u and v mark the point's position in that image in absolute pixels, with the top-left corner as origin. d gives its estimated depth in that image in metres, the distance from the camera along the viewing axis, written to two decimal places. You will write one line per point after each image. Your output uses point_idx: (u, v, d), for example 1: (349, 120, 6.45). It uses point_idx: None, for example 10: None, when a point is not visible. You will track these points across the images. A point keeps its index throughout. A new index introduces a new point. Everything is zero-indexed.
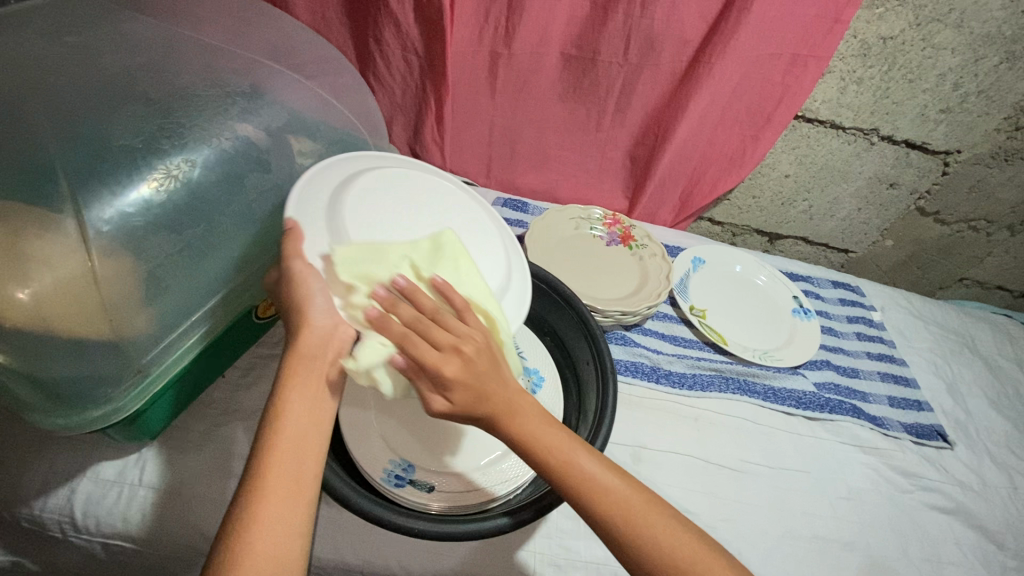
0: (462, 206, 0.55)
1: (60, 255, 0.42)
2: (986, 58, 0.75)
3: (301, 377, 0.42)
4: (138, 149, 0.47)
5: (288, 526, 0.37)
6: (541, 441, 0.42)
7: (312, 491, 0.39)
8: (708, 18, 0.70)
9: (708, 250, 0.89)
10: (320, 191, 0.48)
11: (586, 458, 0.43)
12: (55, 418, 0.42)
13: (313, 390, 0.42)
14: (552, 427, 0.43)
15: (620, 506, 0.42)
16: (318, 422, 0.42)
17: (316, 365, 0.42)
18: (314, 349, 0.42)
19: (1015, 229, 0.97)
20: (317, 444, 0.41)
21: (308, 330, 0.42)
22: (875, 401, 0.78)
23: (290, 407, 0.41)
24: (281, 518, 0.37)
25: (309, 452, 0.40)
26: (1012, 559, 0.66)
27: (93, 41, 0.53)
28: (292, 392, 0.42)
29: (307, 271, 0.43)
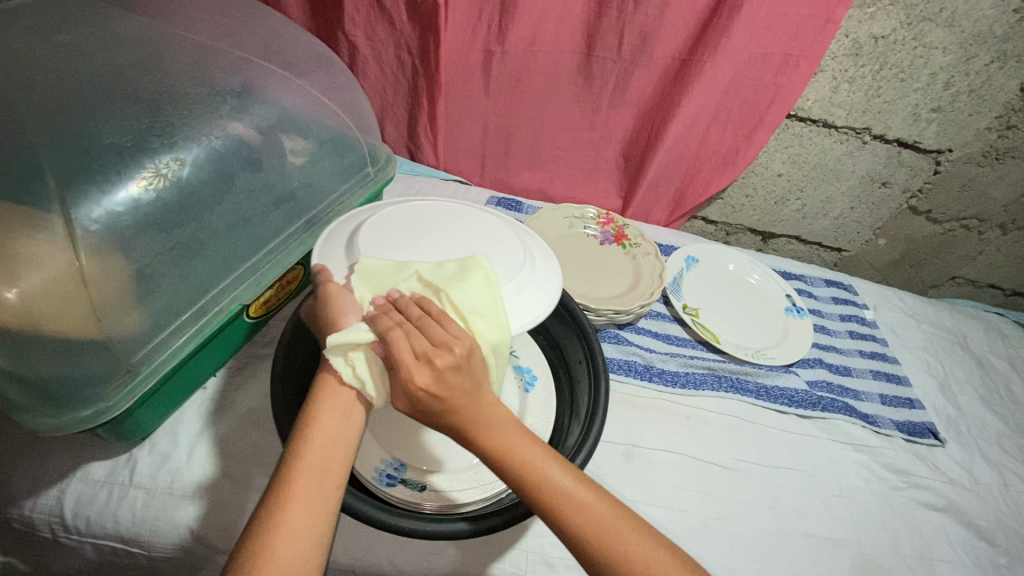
0: (502, 234, 0.54)
1: (48, 255, 0.41)
2: (977, 57, 0.75)
3: (333, 388, 0.42)
4: (127, 147, 0.47)
5: (312, 523, 0.37)
6: (513, 450, 0.40)
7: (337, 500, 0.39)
8: (701, 17, 0.70)
9: (701, 249, 0.90)
10: (349, 233, 0.51)
11: (559, 469, 0.41)
12: (44, 418, 0.41)
13: (344, 394, 0.42)
14: (527, 439, 0.41)
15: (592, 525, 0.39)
16: (348, 423, 0.42)
17: (349, 378, 0.43)
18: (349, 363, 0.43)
19: (1007, 228, 0.98)
20: (345, 446, 0.41)
21: (347, 346, 0.43)
22: (867, 399, 0.78)
23: (319, 410, 0.41)
24: (304, 524, 0.37)
25: (338, 452, 0.40)
26: (1003, 556, 0.66)
27: (83, 39, 0.52)
28: (326, 401, 0.42)
29: (339, 289, 0.45)
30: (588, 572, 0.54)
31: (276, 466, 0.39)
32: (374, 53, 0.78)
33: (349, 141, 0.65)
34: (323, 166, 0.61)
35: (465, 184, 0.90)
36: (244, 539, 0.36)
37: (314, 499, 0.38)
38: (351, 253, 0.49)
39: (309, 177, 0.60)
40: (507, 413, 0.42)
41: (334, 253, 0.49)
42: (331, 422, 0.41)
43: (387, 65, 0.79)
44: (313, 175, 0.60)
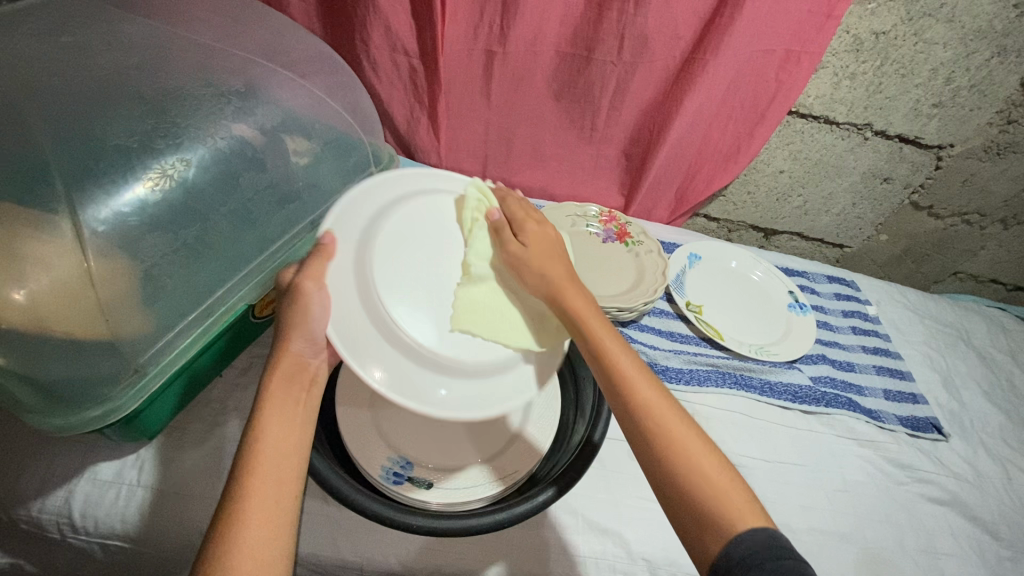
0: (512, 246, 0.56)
1: (57, 257, 0.42)
2: (978, 52, 0.75)
3: (279, 397, 0.45)
4: (132, 148, 0.47)
5: (272, 524, 0.39)
6: (590, 328, 0.48)
7: (291, 517, 0.40)
8: (701, 15, 0.70)
9: (703, 246, 0.90)
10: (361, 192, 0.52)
11: (626, 357, 0.47)
12: (52, 418, 0.42)
13: (288, 407, 0.45)
14: (604, 328, 0.49)
15: (655, 415, 0.44)
16: (294, 432, 0.44)
17: (296, 386, 0.46)
18: (295, 371, 0.47)
19: (1008, 222, 0.98)
20: (293, 454, 0.42)
21: (292, 354, 0.47)
22: (870, 394, 0.79)
23: (263, 424, 0.43)
24: (259, 541, 0.37)
25: (288, 457, 0.42)
26: (1007, 549, 0.67)
27: (87, 41, 0.52)
28: (270, 411, 0.44)
29: (316, 290, 0.45)
30: (595, 568, 0.54)
31: (228, 476, 0.40)
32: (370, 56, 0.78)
33: (352, 141, 0.65)
34: (327, 165, 0.62)
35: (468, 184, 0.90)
36: (207, 545, 0.37)
37: (272, 496, 0.40)
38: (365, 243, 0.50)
39: (314, 178, 0.60)
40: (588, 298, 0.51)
41: (343, 236, 0.49)
42: (278, 432, 0.43)
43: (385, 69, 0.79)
44: (317, 175, 0.60)
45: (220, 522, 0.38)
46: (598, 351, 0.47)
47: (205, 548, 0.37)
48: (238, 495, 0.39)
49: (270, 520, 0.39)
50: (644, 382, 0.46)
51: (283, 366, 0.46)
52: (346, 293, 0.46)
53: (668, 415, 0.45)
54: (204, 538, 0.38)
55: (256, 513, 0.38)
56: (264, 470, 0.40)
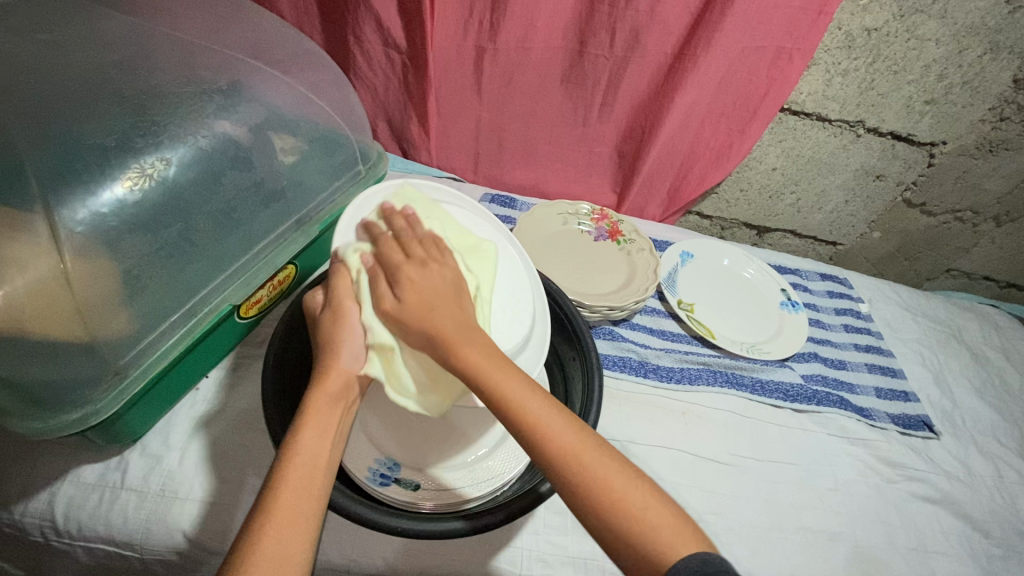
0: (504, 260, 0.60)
1: (32, 257, 0.41)
2: (970, 49, 0.75)
3: (322, 411, 0.45)
4: (111, 147, 0.47)
5: (299, 530, 0.38)
6: (485, 370, 0.43)
7: (315, 528, 0.39)
8: (692, 11, 0.69)
9: (695, 244, 0.89)
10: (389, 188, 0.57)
11: (529, 394, 0.43)
12: (31, 422, 0.41)
13: (330, 420, 0.44)
14: (501, 361, 0.44)
15: (567, 448, 0.41)
16: (329, 442, 0.44)
17: (342, 402, 0.46)
18: (341, 388, 0.46)
19: (1001, 220, 0.98)
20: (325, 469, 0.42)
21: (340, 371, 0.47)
22: (862, 392, 0.78)
23: (301, 435, 0.43)
24: (284, 556, 0.37)
25: (320, 466, 0.42)
26: (998, 547, 0.67)
27: (67, 38, 0.52)
28: (310, 423, 0.43)
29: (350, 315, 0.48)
30: (584, 568, 0.54)
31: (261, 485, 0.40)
32: (359, 54, 0.77)
33: (339, 138, 0.64)
34: (314, 163, 0.61)
35: (459, 182, 0.89)
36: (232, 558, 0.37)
37: (302, 502, 0.40)
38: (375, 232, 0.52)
39: (300, 176, 0.59)
40: (483, 341, 0.45)
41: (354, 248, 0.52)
42: (315, 446, 0.43)
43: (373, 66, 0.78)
44: (304, 174, 0.60)
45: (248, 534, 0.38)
46: (497, 394, 0.42)
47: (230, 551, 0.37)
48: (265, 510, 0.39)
49: (298, 527, 0.39)
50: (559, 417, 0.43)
51: (330, 381, 0.46)
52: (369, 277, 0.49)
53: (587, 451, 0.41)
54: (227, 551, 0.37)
55: (285, 520, 0.38)
56: (297, 477, 0.40)
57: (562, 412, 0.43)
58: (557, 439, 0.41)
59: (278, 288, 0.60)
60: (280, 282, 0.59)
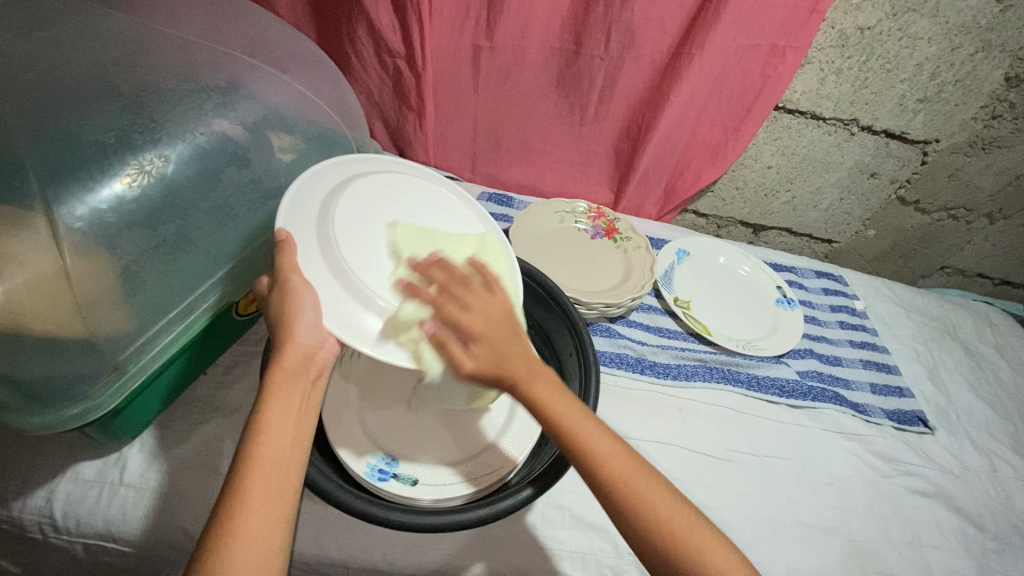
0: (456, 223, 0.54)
1: (32, 254, 0.41)
2: (962, 47, 0.76)
3: (285, 389, 0.44)
4: (109, 144, 0.47)
5: (270, 518, 0.39)
6: (551, 401, 0.43)
7: (290, 508, 0.40)
8: (687, 10, 0.70)
9: (692, 242, 0.90)
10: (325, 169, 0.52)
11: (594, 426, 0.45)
12: (32, 417, 0.42)
13: (294, 397, 0.44)
14: (563, 393, 0.44)
15: (629, 479, 0.44)
16: (294, 425, 0.43)
17: (302, 379, 0.45)
18: (300, 365, 0.45)
19: (994, 217, 0.99)
20: (293, 445, 0.42)
21: (296, 350, 0.44)
22: (857, 388, 0.79)
23: (268, 411, 0.42)
24: (258, 534, 0.38)
25: (288, 450, 0.42)
26: (992, 541, 0.67)
27: (65, 36, 0.52)
28: (275, 401, 0.43)
29: (302, 285, 0.43)
30: (581, 562, 0.54)
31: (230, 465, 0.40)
32: (353, 55, 0.78)
33: (336, 136, 0.64)
34: (311, 161, 0.61)
35: (456, 181, 0.90)
36: (207, 536, 0.38)
37: (272, 489, 0.40)
38: (322, 220, 0.46)
39: (297, 174, 0.60)
40: (548, 370, 0.45)
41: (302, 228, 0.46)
42: (282, 422, 0.42)
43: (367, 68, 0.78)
44: (302, 172, 0.60)
45: (221, 513, 0.38)
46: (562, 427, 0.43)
47: (202, 539, 0.37)
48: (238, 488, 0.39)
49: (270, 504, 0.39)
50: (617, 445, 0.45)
51: (286, 358, 0.44)
52: (315, 269, 0.44)
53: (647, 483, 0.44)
54: (202, 532, 0.38)
55: (255, 507, 0.38)
56: (263, 464, 0.40)
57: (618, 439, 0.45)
58: (616, 463, 0.44)
59: None
60: None
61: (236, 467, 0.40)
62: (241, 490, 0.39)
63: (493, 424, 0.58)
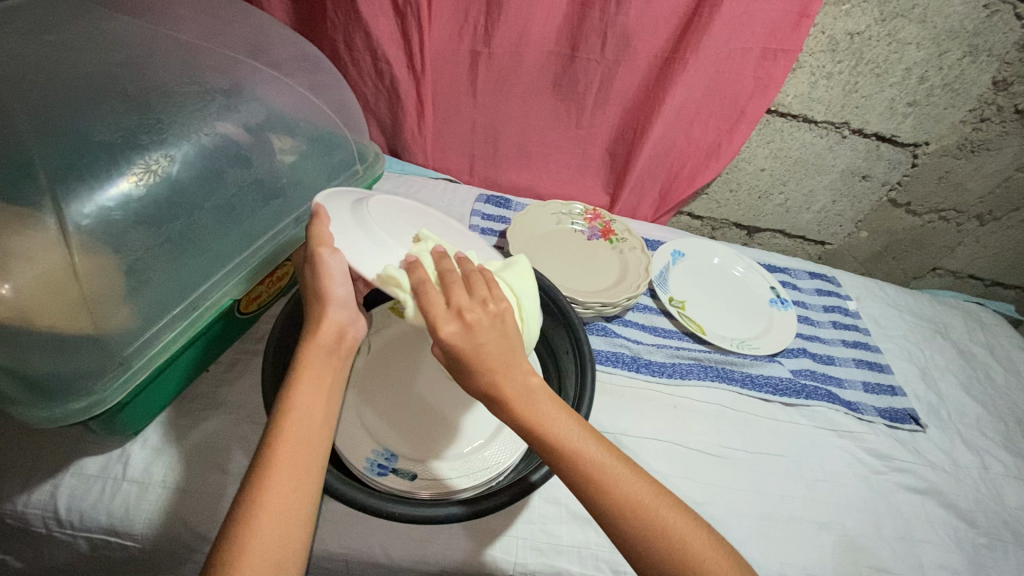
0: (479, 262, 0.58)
1: (41, 251, 0.42)
2: (950, 52, 0.77)
3: (316, 364, 0.46)
4: (116, 144, 0.48)
5: (296, 494, 0.40)
6: (548, 423, 0.43)
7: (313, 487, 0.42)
8: (681, 16, 0.71)
9: (686, 243, 0.91)
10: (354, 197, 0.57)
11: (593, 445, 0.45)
12: (38, 410, 0.42)
13: (323, 373, 0.46)
14: (563, 412, 0.45)
15: (636, 497, 0.43)
16: (322, 405, 0.45)
17: (333, 355, 0.48)
18: (332, 339, 0.48)
19: (984, 219, 1.00)
20: (319, 426, 0.44)
21: (331, 322, 0.48)
22: (850, 387, 0.80)
23: (297, 392, 0.44)
24: (284, 510, 0.39)
25: (314, 428, 0.44)
26: (983, 536, 0.68)
27: (73, 40, 0.53)
28: (305, 378, 0.45)
29: (330, 256, 0.47)
30: (577, 556, 0.55)
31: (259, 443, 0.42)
32: (350, 61, 0.79)
33: (337, 139, 0.66)
34: (312, 163, 0.63)
35: (455, 183, 0.91)
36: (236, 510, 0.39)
37: (300, 463, 0.41)
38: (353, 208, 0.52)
39: (299, 175, 0.61)
40: (544, 388, 0.45)
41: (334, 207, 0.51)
42: (309, 402, 0.44)
43: (362, 75, 0.80)
44: (303, 173, 0.61)
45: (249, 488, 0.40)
46: (562, 445, 0.43)
47: (232, 508, 0.39)
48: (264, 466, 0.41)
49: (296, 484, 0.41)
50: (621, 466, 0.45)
51: (321, 335, 0.48)
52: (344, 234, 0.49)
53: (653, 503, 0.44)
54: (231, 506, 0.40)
55: (282, 483, 0.40)
56: (293, 439, 0.42)
57: (631, 464, 0.45)
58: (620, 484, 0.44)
59: (277, 284, 0.62)
60: (279, 278, 0.61)
61: (265, 441, 0.42)
62: (271, 462, 0.41)
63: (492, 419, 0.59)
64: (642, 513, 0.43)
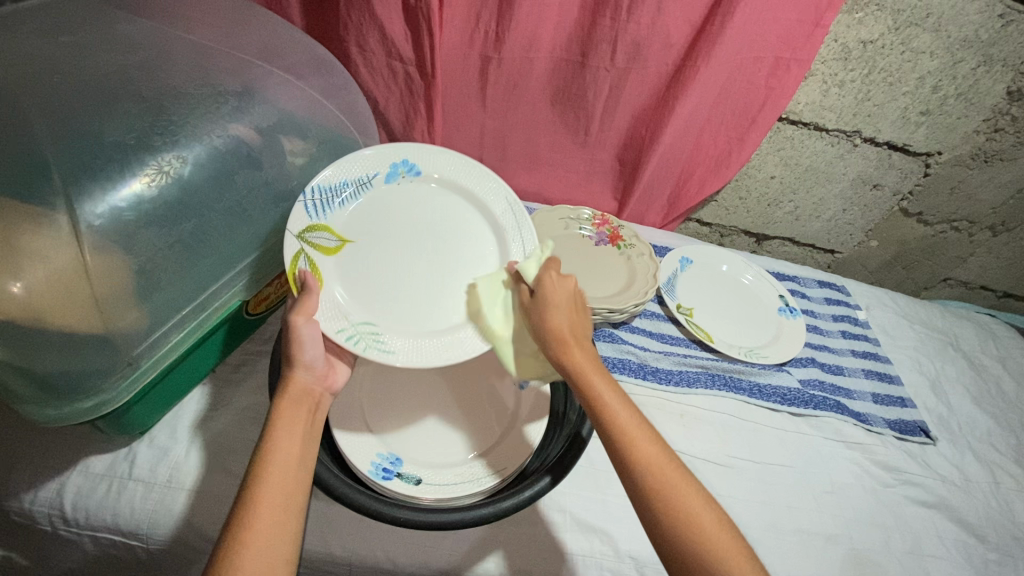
0: (348, 342, 0.50)
1: (53, 250, 0.43)
2: (964, 61, 0.77)
3: (290, 414, 0.47)
4: (130, 145, 0.48)
5: (278, 534, 0.40)
6: (586, 370, 0.50)
7: (295, 525, 0.42)
8: (692, 23, 0.71)
9: (695, 250, 0.91)
10: (311, 195, 0.54)
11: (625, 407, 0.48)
12: (48, 409, 0.44)
13: (297, 424, 0.46)
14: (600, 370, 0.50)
15: (654, 467, 0.45)
16: (300, 449, 0.45)
17: (305, 407, 0.48)
18: (302, 393, 0.49)
19: (997, 229, 0.99)
20: (298, 468, 0.44)
21: (301, 378, 0.49)
22: (859, 398, 0.79)
23: (274, 438, 0.45)
24: (266, 550, 0.39)
25: (294, 471, 0.44)
26: (992, 552, 0.67)
27: (88, 41, 0.54)
28: (280, 426, 0.45)
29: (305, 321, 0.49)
30: (581, 564, 0.55)
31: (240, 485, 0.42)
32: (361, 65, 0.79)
33: (346, 142, 0.66)
34: (322, 165, 0.63)
35: None
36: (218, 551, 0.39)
37: (285, 494, 0.42)
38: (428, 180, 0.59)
39: (308, 177, 0.61)
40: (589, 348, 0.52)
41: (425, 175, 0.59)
42: (288, 446, 0.45)
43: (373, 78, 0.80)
44: (313, 175, 0.62)
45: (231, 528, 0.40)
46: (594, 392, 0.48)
47: (213, 551, 0.39)
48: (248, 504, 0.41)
49: (279, 524, 0.41)
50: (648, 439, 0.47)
51: (295, 387, 0.49)
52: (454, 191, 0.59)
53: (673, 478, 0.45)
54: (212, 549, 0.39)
55: (265, 521, 0.40)
56: (276, 479, 0.42)
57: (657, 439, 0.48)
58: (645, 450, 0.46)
59: (285, 287, 0.62)
60: (287, 281, 0.62)
61: (249, 477, 0.43)
62: (254, 500, 0.41)
63: (499, 424, 0.59)
64: (664, 495, 0.44)
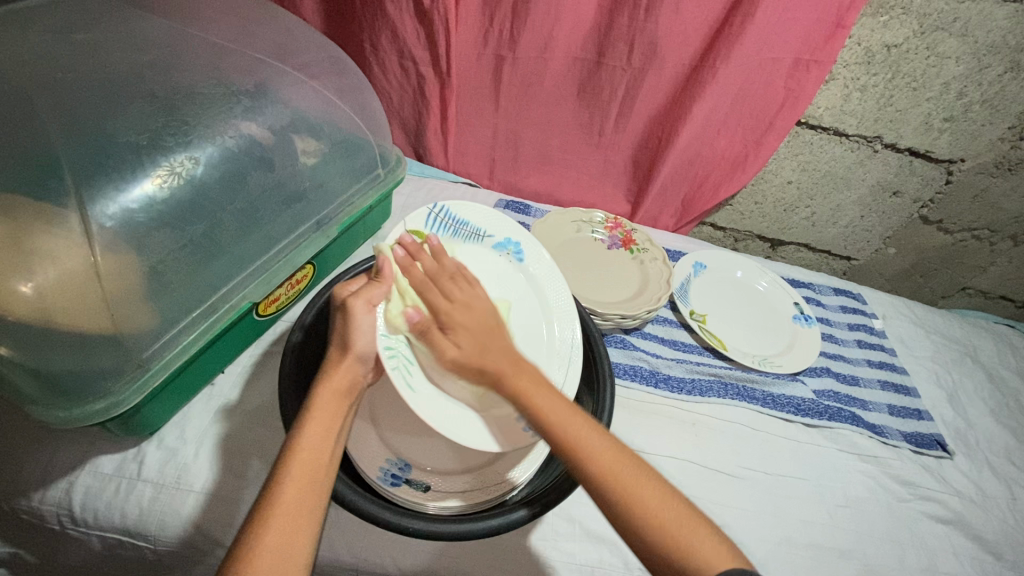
0: (387, 349, 0.49)
1: (65, 250, 0.42)
2: (991, 67, 0.74)
3: (331, 402, 0.46)
4: (143, 145, 0.48)
5: (297, 537, 0.40)
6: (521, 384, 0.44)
7: (314, 529, 0.41)
8: (711, 24, 0.70)
9: (709, 255, 0.89)
10: (436, 210, 0.60)
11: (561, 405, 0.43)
12: (58, 410, 0.42)
13: (334, 415, 0.46)
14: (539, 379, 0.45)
15: (605, 463, 0.41)
16: (331, 443, 0.45)
17: (346, 398, 0.48)
18: (346, 383, 0.48)
19: (1019, 239, 0.97)
20: (324, 464, 0.43)
21: (349, 367, 0.48)
22: (874, 409, 0.78)
23: (307, 430, 0.44)
24: (283, 552, 0.39)
25: (321, 469, 0.43)
26: (1009, 570, 0.66)
27: (102, 39, 0.53)
28: (316, 416, 0.45)
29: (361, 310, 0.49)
30: None
31: (266, 476, 0.42)
32: (376, 64, 0.79)
33: (360, 142, 0.65)
34: (334, 166, 0.62)
35: (475, 187, 0.90)
36: (237, 543, 0.39)
37: (306, 494, 0.41)
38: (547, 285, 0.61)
39: (321, 178, 0.61)
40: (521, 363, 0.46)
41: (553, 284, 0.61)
42: (320, 441, 0.44)
43: (388, 76, 0.80)
44: (325, 176, 0.61)
45: (251, 523, 0.39)
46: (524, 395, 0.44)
47: (232, 546, 0.39)
48: (271, 499, 0.40)
49: (297, 525, 0.40)
50: (593, 437, 0.42)
51: (337, 378, 0.48)
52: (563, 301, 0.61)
53: (622, 471, 0.41)
54: (231, 543, 0.39)
55: (284, 523, 0.40)
56: (301, 476, 0.42)
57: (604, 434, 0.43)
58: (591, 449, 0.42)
59: (296, 287, 0.61)
60: (299, 281, 0.61)
61: (274, 473, 0.42)
62: (278, 495, 0.41)
63: None
64: (620, 489, 0.41)
